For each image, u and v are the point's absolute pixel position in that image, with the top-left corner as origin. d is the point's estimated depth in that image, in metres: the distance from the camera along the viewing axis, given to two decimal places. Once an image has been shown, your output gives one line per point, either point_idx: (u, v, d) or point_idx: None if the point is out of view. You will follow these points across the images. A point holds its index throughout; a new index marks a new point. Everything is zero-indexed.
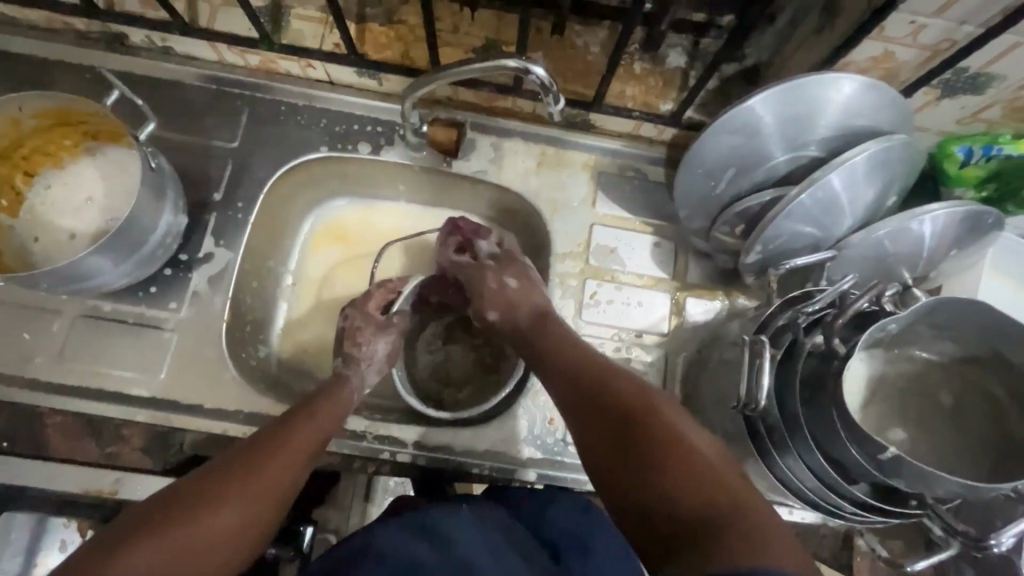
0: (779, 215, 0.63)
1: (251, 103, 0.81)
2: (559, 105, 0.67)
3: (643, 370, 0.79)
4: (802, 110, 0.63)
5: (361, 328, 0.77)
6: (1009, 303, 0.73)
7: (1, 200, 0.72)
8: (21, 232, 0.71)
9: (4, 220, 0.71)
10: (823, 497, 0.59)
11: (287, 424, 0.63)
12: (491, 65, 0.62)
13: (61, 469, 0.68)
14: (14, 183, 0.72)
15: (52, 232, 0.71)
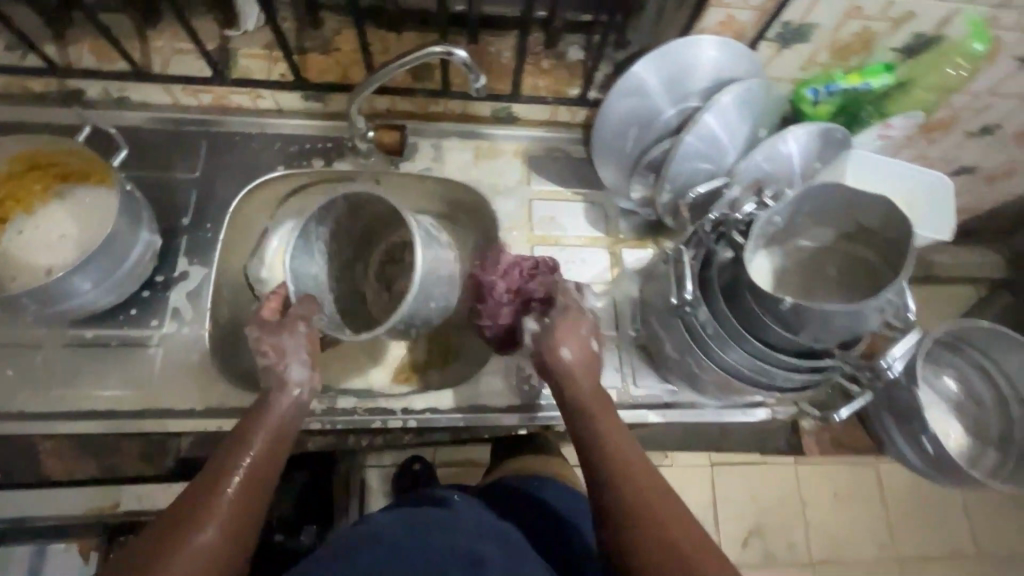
0: (676, 155, 0.78)
1: (209, 137, 0.90)
2: (481, 82, 0.72)
3: (595, 316, 0.89)
4: (677, 70, 0.78)
5: (261, 337, 0.66)
6: None
7: None
8: None
9: None
10: (757, 370, 0.70)
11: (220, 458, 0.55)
12: (417, 56, 0.71)
13: (64, 491, 0.73)
14: None
15: (29, 269, 0.75)
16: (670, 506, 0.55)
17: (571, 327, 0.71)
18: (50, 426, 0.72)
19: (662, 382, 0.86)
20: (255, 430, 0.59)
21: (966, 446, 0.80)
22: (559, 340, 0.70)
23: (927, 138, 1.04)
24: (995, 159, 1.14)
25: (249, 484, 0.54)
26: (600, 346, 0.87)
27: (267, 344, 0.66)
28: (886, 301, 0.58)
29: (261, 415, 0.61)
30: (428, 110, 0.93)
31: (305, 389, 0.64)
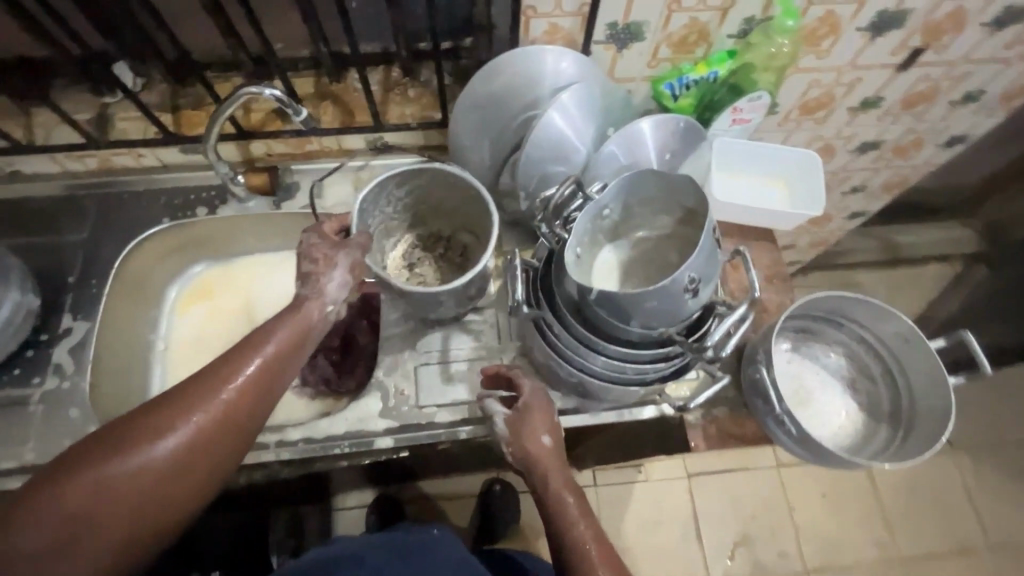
0: (522, 160, 0.79)
1: (100, 198, 0.94)
2: (302, 114, 0.80)
3: (478, 328, 0.87)
4: (514, 81, 0.81)
5: (317, 245, 0.71)
6: (743, 190, 0.91)
7: None
8: None
9: None
10: (606, 367, 0.68)
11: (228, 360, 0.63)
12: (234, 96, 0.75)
13: None
14: None
15: None
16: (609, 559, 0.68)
17: (536, 412, 0.73)
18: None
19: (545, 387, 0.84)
20: (270, 336, 0.65)
21: (859, 426, 0.77)
22: (533, 431, 0.72)
23: (812, 118, 1.04)
24: (896, 130, 1.12)
25: (245, 394, 0.62)
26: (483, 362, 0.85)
27: (319, 253, 0.71)
28: (690, 280, 0.57)
29: (281, 323, 0.67)
30: (305, 148, 0.96)
31: (335, 308, 0.70)
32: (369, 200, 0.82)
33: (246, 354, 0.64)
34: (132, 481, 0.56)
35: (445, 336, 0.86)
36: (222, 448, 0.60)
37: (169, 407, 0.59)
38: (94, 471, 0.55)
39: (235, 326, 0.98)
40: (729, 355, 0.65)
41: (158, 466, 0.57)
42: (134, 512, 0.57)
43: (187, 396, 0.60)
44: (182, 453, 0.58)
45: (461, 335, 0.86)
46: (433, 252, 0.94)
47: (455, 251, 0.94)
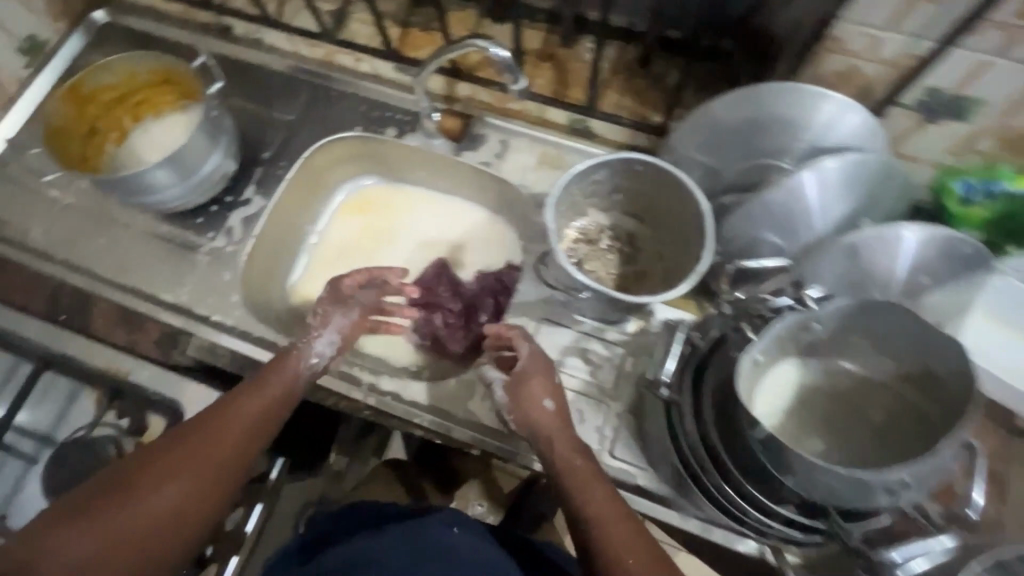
0: (736, 215, 0.65)
1: (312, 86, 0.98)
2: (519, 82, 0.74)
3: (598, 364, 0.79)
4: (767, 118, 0.66)
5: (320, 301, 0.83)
6: (1002, 348, 0.70)
7: (111, 131, 0.90)
8: (119, 158, 0.90)
9: (111, 148, 0.90)
10: (728, 500, 0.56)
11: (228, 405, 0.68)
12: (459, 45, 0.71)
13: (83, 342, 0.82)
14: (123, 123, 0.91)
15: (137, 160, 0.89)
16: (631, 538, 0.60)
17: (536, 375, 0.71)
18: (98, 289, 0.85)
19: (641, 460, 0.74)
20: (267, 383, 0.71)
21: None
22: (534, 395, 0.70)
23: None
24: None
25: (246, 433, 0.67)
26: (590, 400, 0.77)
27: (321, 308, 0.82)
28: (901, 486, 0.44)
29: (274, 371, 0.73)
30: (506, 105, 0.92)
31: (320, 361, 0.77)
32: (578, 181, 0.76)
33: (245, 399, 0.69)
34: (141, 523, 0.58)
35: (560, 355, 0.79)
36: (225, 479, 0.64)
37: (168, 454, 0.62)
38: (97, 519, 0.57)
39: (385, 246, 1.01)
40: (897, 569, 0.52)
41: (159, 508, 0.60)
42: (140, 557, 0.58)
43: (188, 443, 0.63)
44: (182, 496, 0.61)
45: (578, 360, 0.79)
46: (610, 249, 0.84)
47: (636, 255, 0.84)
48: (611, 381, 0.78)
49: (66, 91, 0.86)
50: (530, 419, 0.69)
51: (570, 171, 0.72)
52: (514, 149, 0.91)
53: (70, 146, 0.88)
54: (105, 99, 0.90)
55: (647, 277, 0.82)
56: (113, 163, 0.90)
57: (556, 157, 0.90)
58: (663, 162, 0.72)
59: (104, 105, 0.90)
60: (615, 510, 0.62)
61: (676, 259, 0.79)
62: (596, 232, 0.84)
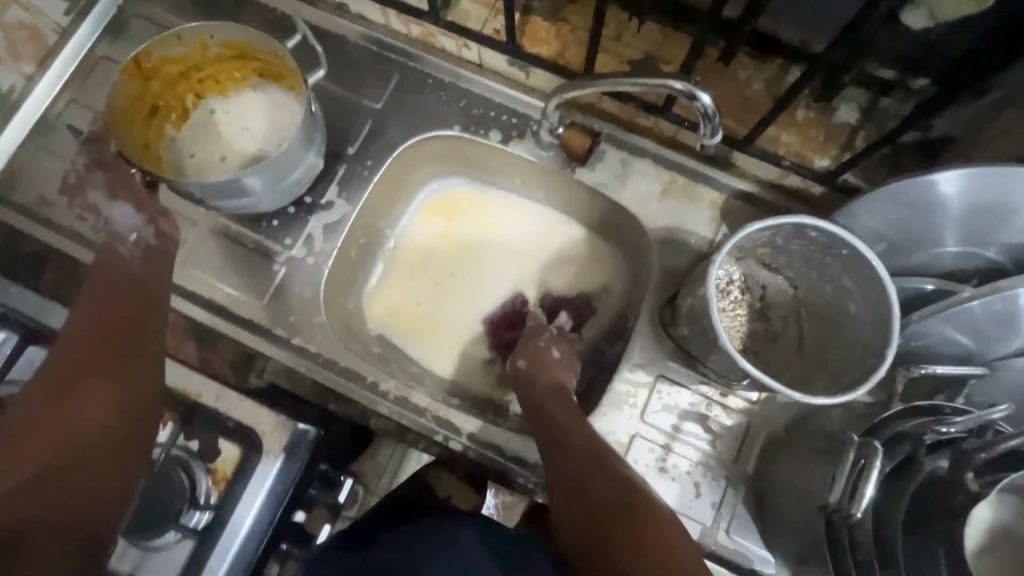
0: (935, 313, 0.56)
1: (403, 70, 0.84)
2: (716, 138, 0.61)
3: (718, 432, 0.73)
4: (990, 201, 0.56)
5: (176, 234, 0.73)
6: None
7: (170, 112, 0.79)
8: (181, 146, 0.78)
9: (170, 132, 0.79)
10: None
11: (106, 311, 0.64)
12: (653, 83, 0.58)
13: None
14: (184, 101, 0.79)
15: (208, 150, 0.78)
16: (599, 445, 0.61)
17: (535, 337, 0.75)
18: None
19: (758, 542, 0.70)
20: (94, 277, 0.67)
21: None
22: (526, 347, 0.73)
23: None
24: None
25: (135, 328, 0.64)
26: (706, 472, 0.72)
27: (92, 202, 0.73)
28: None
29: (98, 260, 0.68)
30: (635, 119, 0.79)
31: (141, 234, 0.71)
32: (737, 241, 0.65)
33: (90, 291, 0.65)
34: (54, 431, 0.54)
35: (679, 420, 0.73)
36: (140, 365, 0.61)
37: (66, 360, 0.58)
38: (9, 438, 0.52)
39: (467, 257, 0.89)
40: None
41: (91, 402, 0.57)
42: (63, 463, 0.53)
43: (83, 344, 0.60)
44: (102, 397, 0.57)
45: (697, 427, 0.73)
46: (739, 303, 0.75)
47: (769, 312, 0.75)
48: (732, 453, 0.72)
49: (130, 64, 0.72)
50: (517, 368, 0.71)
51: (741, 233, 0.62)
52: (637, 171, 0.80)
53: (131, 132, 0.75)
54: (169, 73, 0.77)
55: (779, 340, 0.75)
56: (175, 149, 0.78)
57: (685, 187, 0.79)
58: (844, 230, 0.61)
59: (167, 80, 0.77)
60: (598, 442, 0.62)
61: (820, 330, 0.71)
62: (730, 283, 0.75)
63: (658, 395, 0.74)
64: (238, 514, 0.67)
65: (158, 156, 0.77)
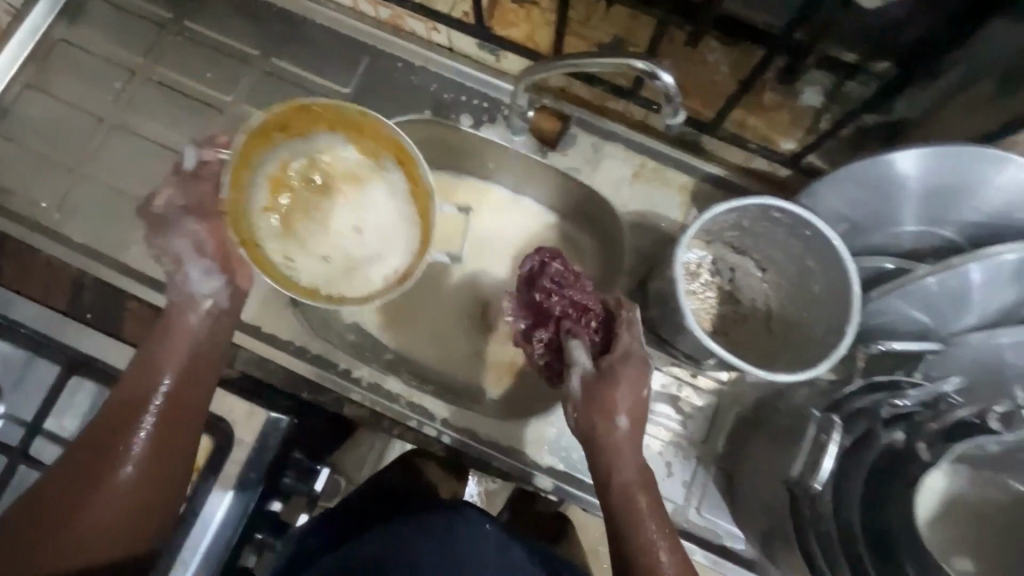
0: (893, 291, 0.58)
1: (372, 54, 0.83)
2: (681, 116, 0.62)
3: (689, 412, 0.74)
4: (946, 181, 0.57)
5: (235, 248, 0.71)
6: None
7: (297, 125, 0.73)
8: (274, 161, 0.73)
9: (276, 139, 0.72)
10: None
11: (149, 387, 0.64)
12: (617, 62, 0.57)
13: (111, 344, 0.74)
14: (313, 128, 0.74)
15: (318, 194, 0.75)
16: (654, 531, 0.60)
17: (627, 383, 0.63)
18: (128, 285, 0.76)
19: (728, 518, 0.72)
20: (158, 342, 0.66)
21: None
22: (613, 401, 0.62)
23: None
24: None
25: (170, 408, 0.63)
26: (678, 451, 0.73)
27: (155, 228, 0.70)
28: None
29: (168, 322, 0.67)
30: (605, 104, 0.80)
31: (216, 300, 0.69)
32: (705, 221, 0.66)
33: (140, 358, 0.65)
34: (98, 521, 0.57)
35: (650, 402, 0.74)
36: (177, 450, 0.61)
37: (108, 441, 0.60)
38: (62, 526, 0.56)
39: (441, 253, 0.83)
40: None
41: (127, 486, 0.59)
42: (107, 547, 0.57)
43: (113, 426, 0.61)
44: (137, 484, 0.59)
45: (668, 408, 0.74)
46: (709, 285, 0.76)
47: (739, 295, 0.76)
48: (701, 432, 0.74)
49: (292, 105, 0.69)
50: (595, 423, 0.63)
51: (707, 215, 0.62)
52: (609, 155, 0.80)
53: (252, 146, 0.70)
54: (348, 121, 0.73)
55: (747, 321, 0.76)
56: (270, 158, 0.73)
57: (656, 171, 0.79)
58: (808, 210, 0.62)
59: (327, 121, 0.73)
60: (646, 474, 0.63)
61: (787, 309, 0.72)
62: (700, 266, 0.76)
63: None
64: (206, 517, 0.64)
65: (266, 172, 0.73)
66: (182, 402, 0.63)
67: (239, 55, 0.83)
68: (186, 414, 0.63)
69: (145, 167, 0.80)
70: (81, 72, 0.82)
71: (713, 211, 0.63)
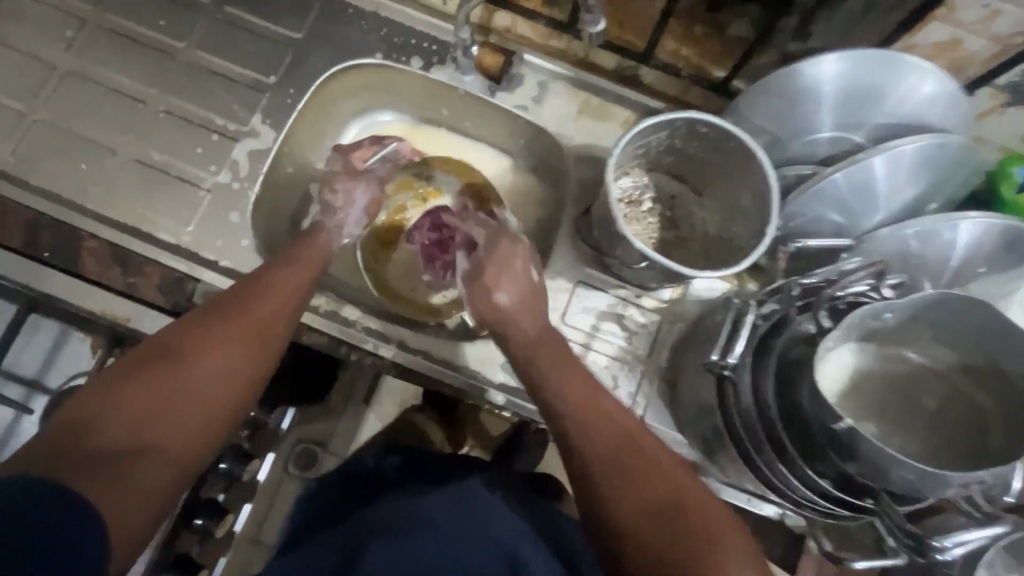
0: (806, 190, 0.62)
1: (322, 0, 0.85)
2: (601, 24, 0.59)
3: (634, 329, 0.78)
4: (851, 86, 0.63)
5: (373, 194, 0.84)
6: None
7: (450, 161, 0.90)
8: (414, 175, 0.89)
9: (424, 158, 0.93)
10: (778, 477, 0.57)
11: (253, 280, 0.66)
12: None
13: (68, 280, 0.75)
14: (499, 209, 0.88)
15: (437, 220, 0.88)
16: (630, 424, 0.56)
17: (505, 262, 0.69)
18: (82, 224, 0.77)
19: (673, 426, 0.76)
20: (288, 259, 0.70)
21: None
22: (497, 284, 0.68)
23: None
24: None
25: (279, 305, 0.65)
26: (624, 366, 0.77)
27: (340, 183, 0.82)
28: (975, 480, 0.48)
29: (304, 246, 0.73)
30: (547, 43, 0.83)
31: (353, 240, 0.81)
32: (636, 140, 0.70)
33: (279, 269, 0.69)
34: (190, 388, 0.56)
35: (596, 320, 0.78)
36: (272, 342, 0.63)
37: (212, 317, 0.61)
38: (154, 378, 0.55)
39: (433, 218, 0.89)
40: (946, 561, 0.51)
41: (216, 362, 0.58)
42: (185, 421, 0.55)
43: (217, 318, 0.61)
44: (229, 361, 0.59)
45: (614, 326, 0.78)
46: (651, 212, 0.80)
47: (679, 220, 0.81)
48: (648, 350, 0.78)
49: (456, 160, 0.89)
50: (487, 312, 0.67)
51: (634, 129, 0.66)
52: (554, 91, 0.83)
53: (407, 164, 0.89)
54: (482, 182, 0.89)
55: (687, 244, 0.80)
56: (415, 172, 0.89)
57: (600, 106, 0.83)
58: (730, 124, 0.67)
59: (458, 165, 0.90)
60: (567, 365, 0.61)
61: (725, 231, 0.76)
62: (642, 195, 0.80)
63: (569, 300, 0.78)
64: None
65: (408, 177, 0.88)
66: (285, 300, 0.66)
67: (192, 3, 0.85)
68: (281, 313, 0.65)
69: (98, 111, 0.81)
70: (33, 21, 0.83)
71: (643, 127, 0.66)
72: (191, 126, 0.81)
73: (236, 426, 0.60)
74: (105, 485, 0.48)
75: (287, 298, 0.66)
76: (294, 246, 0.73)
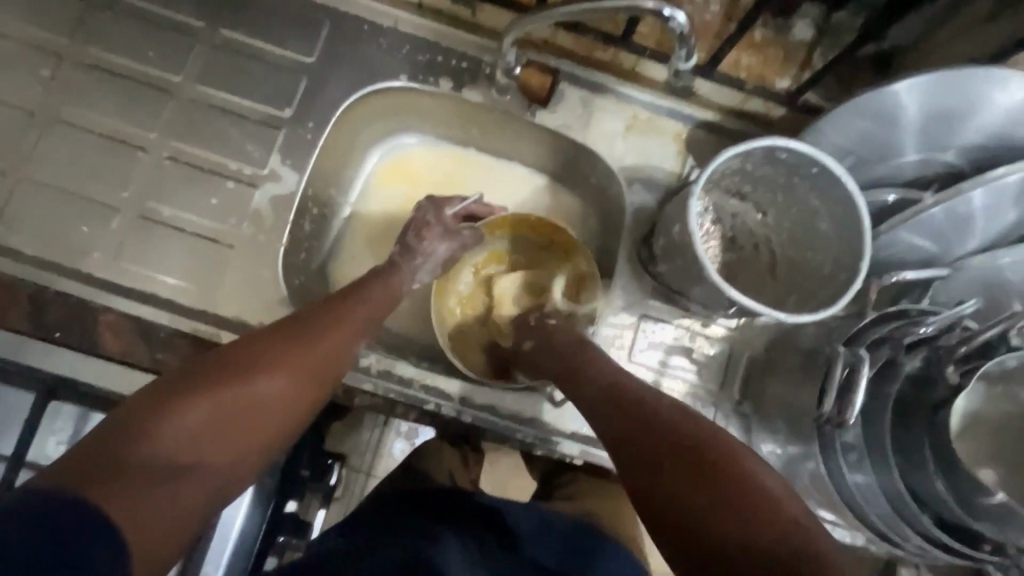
0: (902, 223, 0.58)
1: (334, 17, 0.75)
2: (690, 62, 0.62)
3: (703, 362, 0.74)
4: (948, 107, 0.58)
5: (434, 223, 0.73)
6: None
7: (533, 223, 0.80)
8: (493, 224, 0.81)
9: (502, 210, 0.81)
10: (889, 526, 0.55)
11: (328, 304, 0.61)
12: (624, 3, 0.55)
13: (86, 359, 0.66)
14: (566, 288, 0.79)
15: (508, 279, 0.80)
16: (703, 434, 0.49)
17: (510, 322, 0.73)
18: (96, 297, 0.69)
19: None
20: (364, 289, 0.65)
21: None
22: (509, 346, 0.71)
23: None
24: None
25: (347, 337, 0.60)
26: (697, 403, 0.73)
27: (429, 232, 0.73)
28: None
29: (384, 277, 0.68)
30: (591, 54, 0.76)
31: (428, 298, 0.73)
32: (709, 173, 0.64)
33: (352, 299, 0.63)
34: (241, 409, 0.49)
35: (665, 356, 0.74)
36: (334, 373, 0.57)
37: (279, 336, 0.55)
38: (209, 393, 0.48)
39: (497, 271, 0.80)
40: None
41: (276, 386, 0.52)
42: (230, 447, 0.48)
43: (284, 337, 0.55)
44: (289, 388, 0.53)
45: (682, 360, 0.74)
46: (712, 236, 0.76)
47: (741, 240, 0.76)
48: (721, 383, 0.74)
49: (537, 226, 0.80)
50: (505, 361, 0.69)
51: (713, 165, 0.61)
52: (602, 107, 0.76)
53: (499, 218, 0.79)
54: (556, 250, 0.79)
55: (751, 267, 0.76)
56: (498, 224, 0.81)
57: (652, 122, 0.76)
58: (813, 147, 0.61)
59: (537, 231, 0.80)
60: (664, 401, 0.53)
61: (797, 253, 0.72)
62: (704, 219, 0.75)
63: (637, 335, 0.74)
64: (226, 519, 0.63)
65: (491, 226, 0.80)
66: (354, 330, 0.60)
67: (183, 28, 0.74)
68: (348, 347, 0.59)
69: (93, 163, 0.71)
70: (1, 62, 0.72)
71: (717, 161, 0.61)
72: (201, 174, 0.72)
73: (269, 459, 0.53)
74: (133, 505, 0.41)
75: (354, 329, 0.61)
76: (369, 278, 0.68)
